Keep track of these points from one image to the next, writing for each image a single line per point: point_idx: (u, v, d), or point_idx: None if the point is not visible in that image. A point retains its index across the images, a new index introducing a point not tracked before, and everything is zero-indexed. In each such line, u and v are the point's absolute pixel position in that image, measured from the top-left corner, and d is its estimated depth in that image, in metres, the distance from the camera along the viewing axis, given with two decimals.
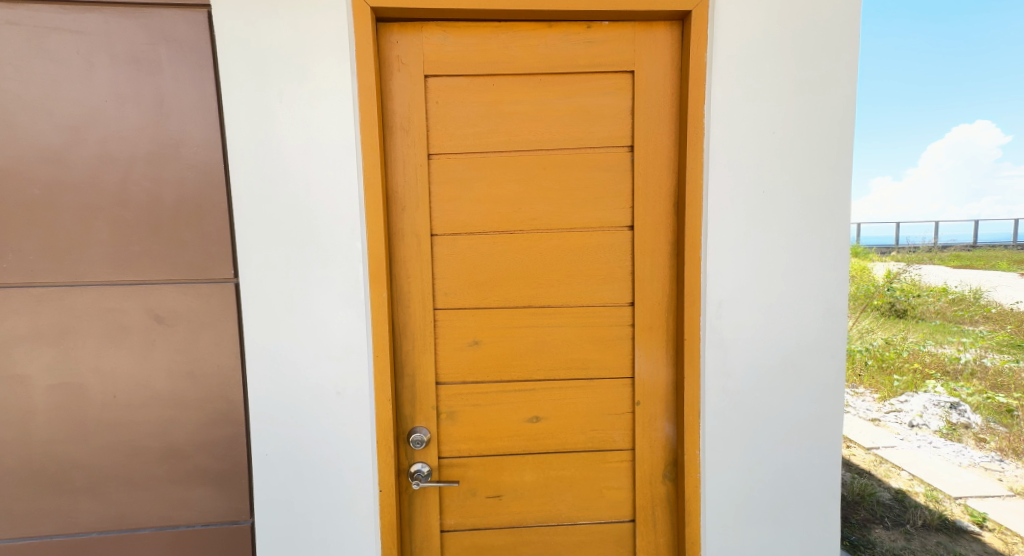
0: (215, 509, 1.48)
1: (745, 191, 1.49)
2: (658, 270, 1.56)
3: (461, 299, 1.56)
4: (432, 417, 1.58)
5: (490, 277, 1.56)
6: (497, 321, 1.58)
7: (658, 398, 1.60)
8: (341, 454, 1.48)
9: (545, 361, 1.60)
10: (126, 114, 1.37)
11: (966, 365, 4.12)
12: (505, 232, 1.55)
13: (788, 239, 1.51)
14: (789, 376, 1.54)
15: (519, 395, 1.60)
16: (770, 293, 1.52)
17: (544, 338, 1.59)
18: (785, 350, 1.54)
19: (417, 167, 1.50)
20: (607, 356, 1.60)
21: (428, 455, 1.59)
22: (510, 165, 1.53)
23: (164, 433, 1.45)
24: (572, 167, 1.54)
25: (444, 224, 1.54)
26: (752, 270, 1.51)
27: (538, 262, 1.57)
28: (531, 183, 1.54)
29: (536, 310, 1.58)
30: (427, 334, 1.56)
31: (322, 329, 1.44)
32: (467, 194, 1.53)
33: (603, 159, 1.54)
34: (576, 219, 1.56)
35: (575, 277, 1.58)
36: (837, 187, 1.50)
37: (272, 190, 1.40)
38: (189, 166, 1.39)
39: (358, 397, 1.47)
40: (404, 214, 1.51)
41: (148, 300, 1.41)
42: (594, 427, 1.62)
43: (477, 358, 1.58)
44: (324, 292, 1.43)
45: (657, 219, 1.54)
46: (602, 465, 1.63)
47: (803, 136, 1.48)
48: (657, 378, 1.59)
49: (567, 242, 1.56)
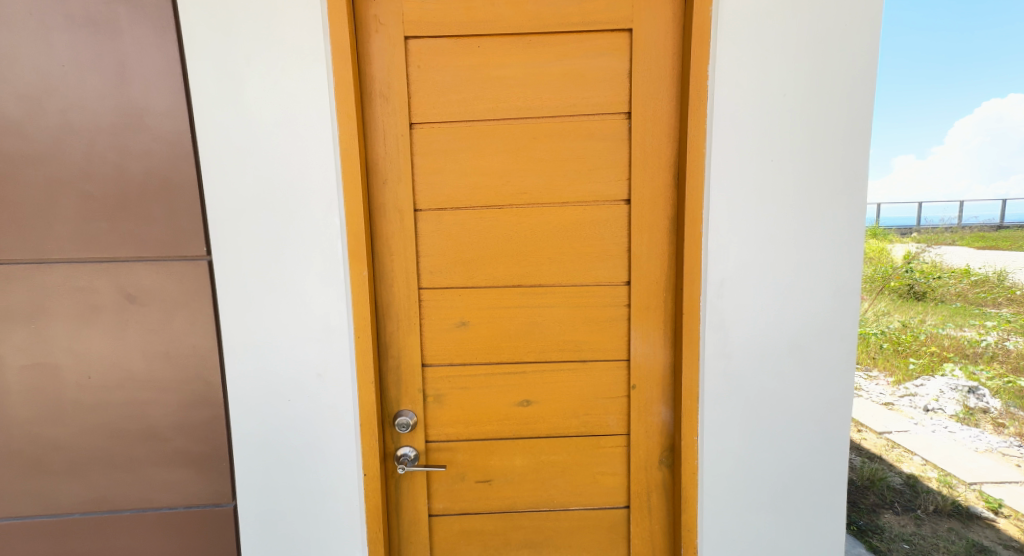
0: (197, 492, 1.45)
1: (752, 162, 1.37)
2: (656, 247, 1.47)
3: (448, 279, 1.50)
4: (418, 400, 1.54)
5: (478, 255, 1.49)
6: (486, 301, 1.51)
7: (654, 381, 1.53)
8: (323, 437, 1.44)
9: (536, 343, 1.54)
10: (87, 81, 1.29)
11: (987, 349, 3.93)
12: (493, 207, 1.47)
13: (798, 214, 1.40)
14: (795, 361, 1.45)
15: (509, 378, 1.55)
16: (778, 271, 1.41)
17: (535, 319, 1.53)
18: (790, 332, 1.43)
19: (399, 137, 1.41)
20: (600, 337, 1.53)
21: (415, 440, 1.55)
22: (498, 135, 1.44)
23: (142, 415, 1.41)
24: (565, 137, 1.44)
25: (428, 198, 1.46)
26: (759, 247, 1.40)
27: (528, 239, 1.49)
28: (521, 154, 1.45)
29: (527, 290, 1.51)
30: (412, 315, 1.50)
31: (301, 308, 1.39)
32: (452, 166, 1.45)
33: (598, 127, 1.43)
34: (569, 192, 1.46)
35: (568, 255, 1.50)
36: (854, 156, 1.38)
37: (244, 162, 1.32)
38: (155, 136, 1.31)
39: (340, 379, 1.42)
40: (386, 188, 1.43)
41: (120, 278, 1.36)
42: (586, 412, 1.57)
43: (465, 339, 1.53)
44: (302, 269, 1.37)
45: (655, 191, 1.44)
46: (595, 450, 1.58)
47: (818, 98, 1.36)
48: (654, 360, 1.52)
49: (559, 218, 1.48)
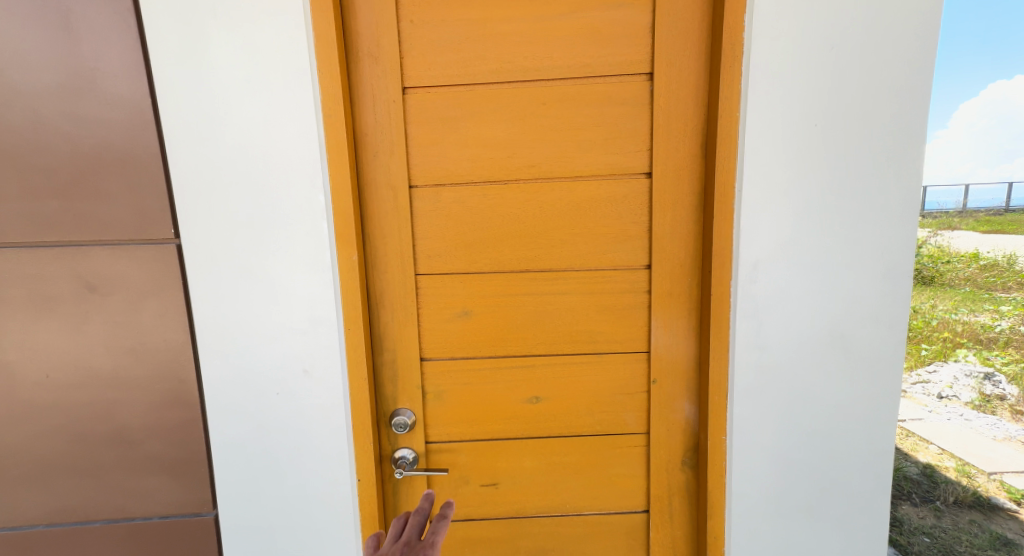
0: (173, 500, 1.31)
1: (795, 126, 1.19)
2: (681, 226, 1.31)
3: (448, 264, 1.35)
4: (417, 397, 1.41)
5: (481, 237, 1.34)
6: (491, 288, 1.37)
7: (676, 375, 1.39)
8: (311, 439, 1.30)
9: (546, 334, 1.39)
10: (30, 38, 1.13)
11: (1001, 334, 3.31)
12: (497, 182, 1.31)
13: (848, 186, 1.21)
14: (837, 353, 1.28)
15: (516, 373, 1.41)
16: (821, 250, 1.23)
17: (545, 308, 1.38)
18: (833, 320, 1.27)
19: (390, 103, 1.25)
20: (617, 327, 1.39)
21: (414, 440, 1.41)
22: (502, 101, 1.27)
23: (108, 417, 1.27)
24: (578, 101, 1.28)
25: (424, 173, 1.30)
26: (801, 223, 1.22)
27: (537, 219, 1.33)
28: (528, 121, 1.28)
29: (536, 275, 1.36)
30: (409, 304, 1.36)
31: (283, 297, 1.24)
32: (451, 136, 1.29)
33: (616, 90, 1.27)
34: (582, 165, 1.30)
35: (581, 236, 1.34)
36: (915, 116, 1.18)
37: (215, 132, 1.16)
38: (109, 101, 1.15)
39: (328, 375, 1.28)
40: (377, 161, 1.27)
41: (77, 265, 1.20)
42: (602, 409, 1.42)
43: (468, 329, 1.39)
44: (284, 253, 1.22)
45: (680, 163, 1.28)
46: (611, 451, 1.44)
47: (872, 49, 1.17)
48: (677, 352, 1.38)
49: (571, 194, 1.32)
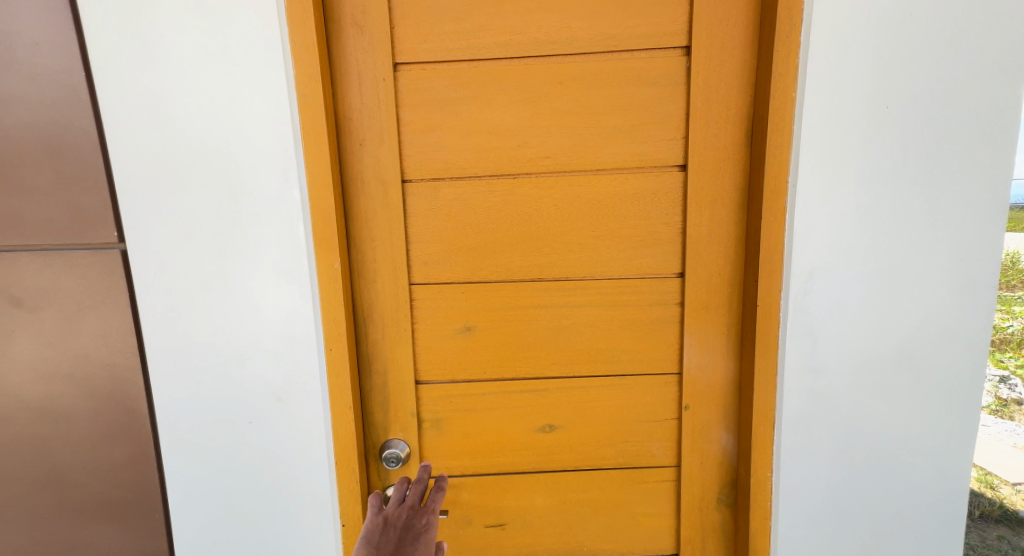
0: (123, 549, 1.13)
1: (862, 106, 0.99)
2: (720, 228, 1.12)
3: (447, 271, 1.16)
4: (411, 426, 1.21)
5: (485, 240, 1.15)
6: (497, 299, 1.18)
7: (712, 401, 1.20)
8: (286, 479, 1.10)
9: (561, 352, 1.21)
10: None
11: None
12: (505, 176, 1.12)
13: (923, 180, 1.02)
14: (907, 377, 1.09)
15: (526, 397, 1.22)
16: (890, 256, 1.04)
17: (559, 322, 1.19)
18: (902, 339, 1.07)
19: (378, 82, 1.06)
20: (643, 345, 1.20)
21: (408, 476, 1.22)
22: (511, 80, 1.08)
23: (45, 453, 1.09)
24: (601, 80, 1.08)
25: (419, 165, 1.11)
26: (865, 226, 1.03)
27: (551, 219, 1.14)
28: (541, 104, 1.09)
29: (549, 285, 1.17)
30: (402, 319, 1.17)
31: (252, 312, 1.04)
32: (450, 122, 1.09)
33: (645, 67, 1.07)
34: (604, 156, 1.11)
35: (603, 239, 1.15)
36: (1006, 96, 0.99)
37: (166, 115, 0.97)
38: (37, 77, 0.96)
39: (307, 403, 1.09)
40: (364, 151, 1.09)
41: (3, 276, 1.02)
42: (625, 439, 1.23)
43: (470, 347, 1.20)
44: (252, 261, 1.02)
45: (721, 153, 1.09)
46: (635, 486, 1.25)
47: (960, 14, 0.97)
48: (713, 374, 1.19)
49: (591, 190, 1.13)
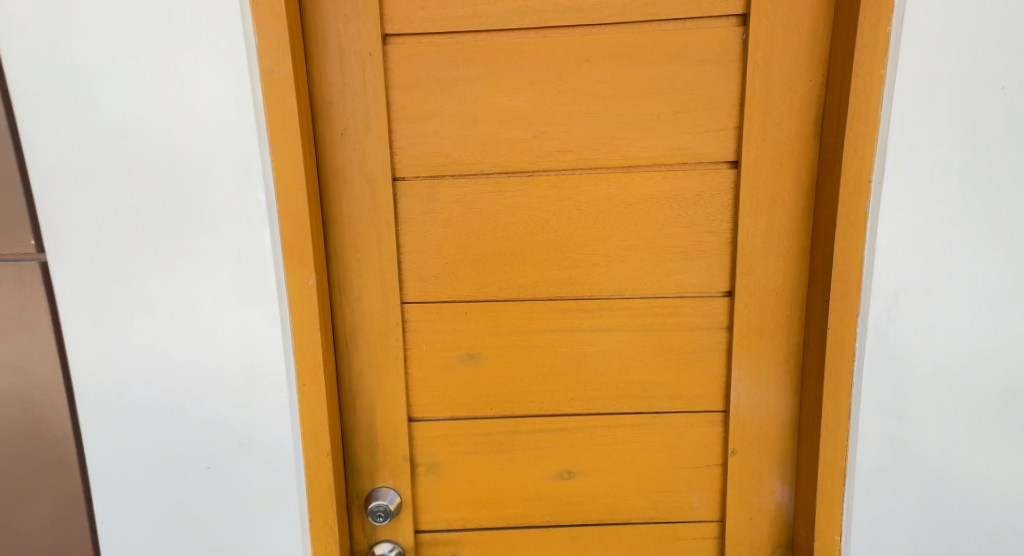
0: None
1: (969, 86, 0.79)
2: (778, 237, 0.92)
3: (448, 288, 0.96)
4: (403, 473, 1.01)
5: (493, 251, 0.95)
6: (506, 322, 0.98)
7: (764, 445, 1.00)
8: (251, 536, 0.92)
9: (583, 385, 1.01)
10: None
11: None
12: (517, 174, 0.93)
13: None
14: (1013, 422, 0.88)
15: (541, 438, 1.02)
16: (996, 274, 0.84)
17: (580, 349, 1.00)
18: (1009, 376, 0.87)
19: (364, 58, 0.87)
20: (681, 377, 1.00)
21: (399, 530, 1.03)
22: (526, 56, 0.89)
23: None
24: (635, 57, 0.88)
25: (414, 160, 0.92)
26: (967, 236, 0.83)
27: (572, 227, 0.95)
28: (562, 87, 0.90)
29: (569, 305, 0.98)
30: (393, 345, 0.97)
31: (208, 338, 0.86)
32: (451, 108, 0.90)
33: (691, 41, 0.87)
34: (638, 150, 0.92)
35: (634, 250, 0.96)
36: None
37: (99, 96, 0.78)
38: None
39: (275, 448, 0.90)
40: (347, 142, 0.89)
41: None
42: (658, 488, 1.03)
43: (474, 379, 1.00)
44: (207, 276, 0.84)
45: (783, 146, 0.89)
46: (670, 545, 1.05)
47: None
48: (767, 413, 0.99)
49: (621, 192, 0.93)
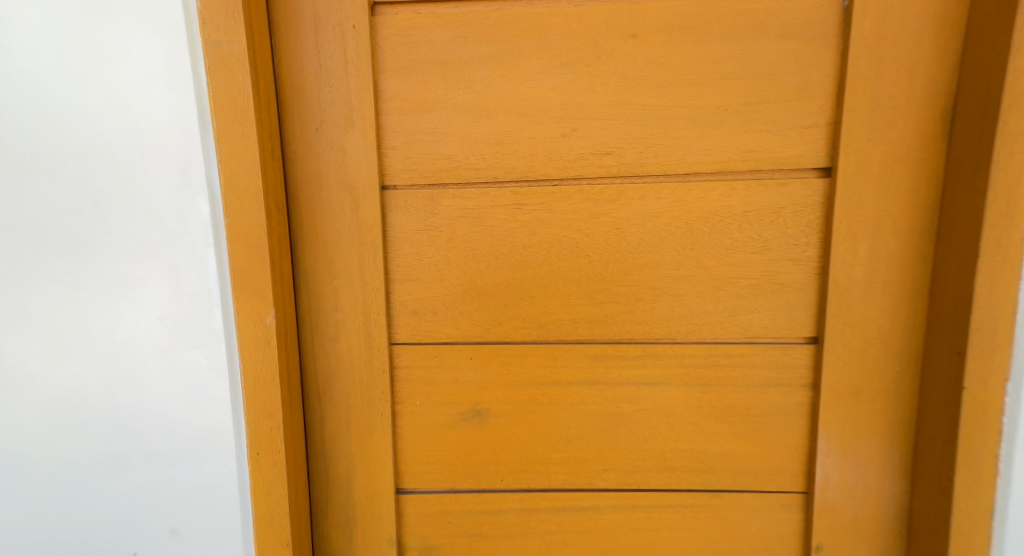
0: None
1: None
2: (886, 269, 0.69)
3: (451, 327, 0.76)
4: None
5: (507, 281, 0.74)
6: (524, 371, 0.76)
7: (861, 542, 0.75)
8: None
9: (620, 454, 0.78)
10: None
11: None
12: (539, 183, 0.72)
13: None
14: None
15: (565, 520, 0.80)
16: None
17: (618, 408, 0.77)
18: None
19: (345, 31, 0.68)
20: (748, 447, 0.77)
21: None
22: (554, 31, 0.68)
23: None
24: (697, 31, 0.68)
25: (408, 163, 0.72)
26: None
27: (609, 251, 0.73)
28: (600, 70, 0.69)
29: (605, 352, 0.76)
30: (378, 398, 0.76)
31: (136, 390, 0.66)
32: (457, 96, 0.70)
33: (772, 10, 0.66)
34: (698, 153, 0.70)
35: (691, 283, 0.74)
36: None
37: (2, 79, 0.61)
38: None
39: (219, 535, 0.69)
40: (322, 139, 0.70)
41: None
42: None
43: (482, 443, 0.78)
44: (136, 311, 0.65)
45: (896, 148, 0.66)
46: None
47: None
48: (865, 499, 0.75)
49: (675, 207, 0.72)
